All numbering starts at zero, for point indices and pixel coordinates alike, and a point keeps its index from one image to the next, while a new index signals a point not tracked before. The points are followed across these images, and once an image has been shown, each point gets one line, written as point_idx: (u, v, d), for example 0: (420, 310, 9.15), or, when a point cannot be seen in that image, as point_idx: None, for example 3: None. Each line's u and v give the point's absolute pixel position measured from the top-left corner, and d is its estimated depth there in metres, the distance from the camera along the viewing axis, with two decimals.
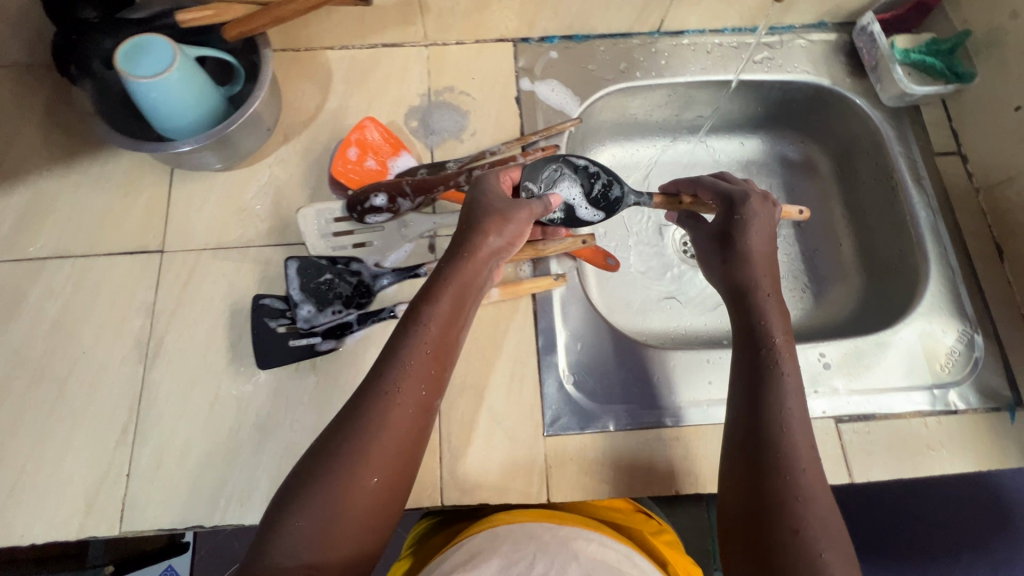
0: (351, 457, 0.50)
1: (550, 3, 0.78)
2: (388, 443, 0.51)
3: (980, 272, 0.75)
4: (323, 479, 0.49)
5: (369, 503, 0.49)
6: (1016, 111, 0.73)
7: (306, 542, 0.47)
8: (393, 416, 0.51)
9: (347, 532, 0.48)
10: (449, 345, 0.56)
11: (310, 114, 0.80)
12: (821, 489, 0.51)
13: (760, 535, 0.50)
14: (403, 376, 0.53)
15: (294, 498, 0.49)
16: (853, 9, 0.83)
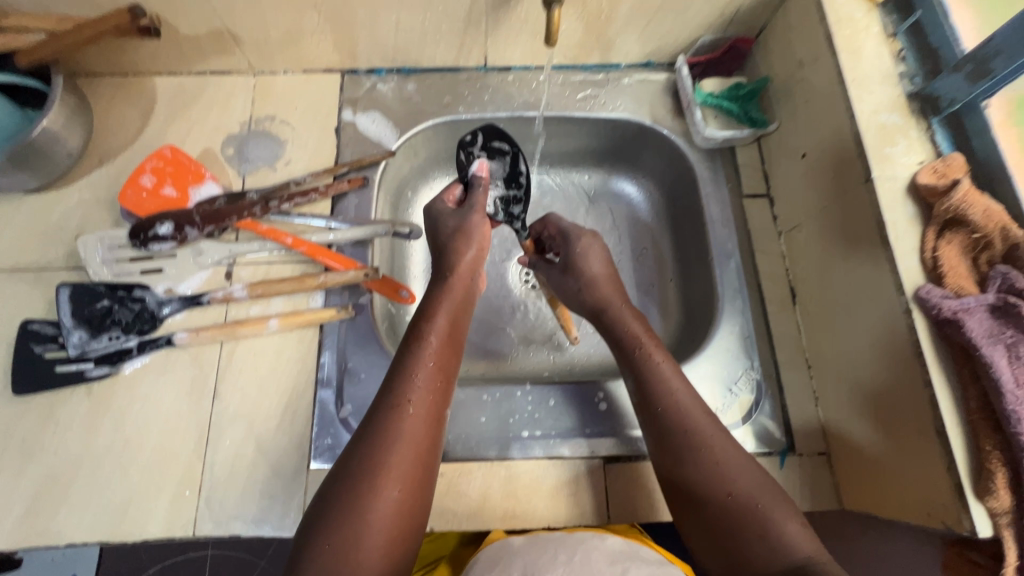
0: (383, 463, 0.53)
1: (364, 38, 0.80)
2: (413, 448, 0.55)
3: (770, 315, 0.75)
4: (349, 491, 0.52)
5: (398, 508, 0.53)
6: (803, 158, 0.74)
7: (353, 548, 0.49)
8: (410, 424, 0.56)
9: (385, 532, 0.51)
10: (452, 360, 0.63)
11: (128, 139, 0.81)
12: (738, 472, 0.58)
13: (737, 533, 0.54)
14: (413, 389, 0.58)
15: (331, 512, 0.51)
16: (672, 50, 0.85)
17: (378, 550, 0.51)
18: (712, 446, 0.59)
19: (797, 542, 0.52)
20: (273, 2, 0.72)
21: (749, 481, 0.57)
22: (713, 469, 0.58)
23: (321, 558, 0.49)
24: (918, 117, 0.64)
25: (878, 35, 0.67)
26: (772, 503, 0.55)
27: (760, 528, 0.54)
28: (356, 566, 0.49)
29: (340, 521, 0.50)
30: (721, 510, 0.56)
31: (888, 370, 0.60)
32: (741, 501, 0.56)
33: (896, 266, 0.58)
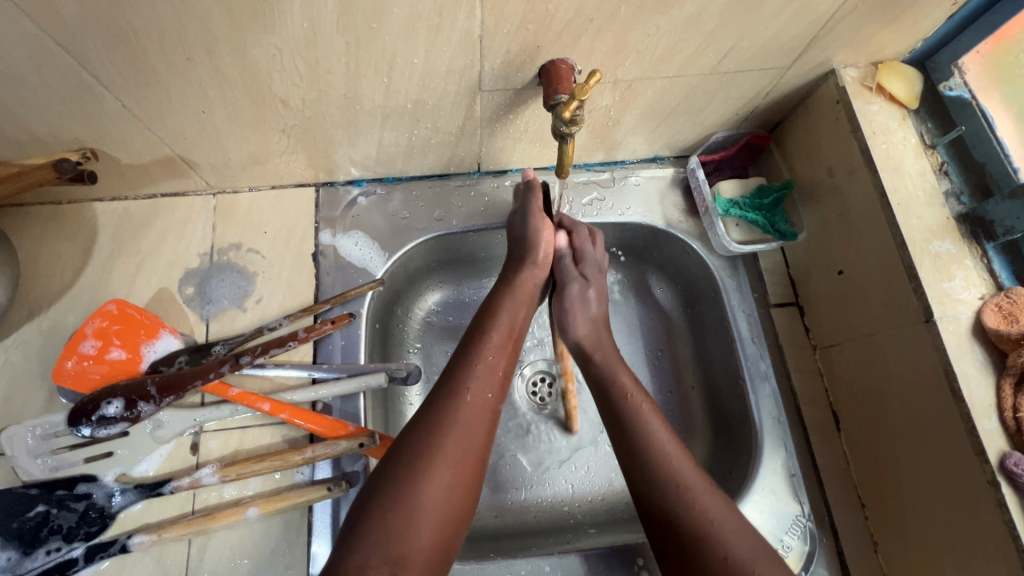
0: (440, 444, 0.50)
1: (342, 153, 0.70)
2: (471, 437, 0.51)
3: (815, 446, 0.68)
4: (401, 470, 0.48)
5: (450, 497, 0.48)
6: (839, 275, 0.68)
7: (401, 529, 0.45)
8: (470, 415, 0.52)
9: (439, 517, 0.47)
10: (514, 358, 0.60)
11: (64, 284, 0.68)
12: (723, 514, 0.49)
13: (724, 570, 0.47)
14: (472, 377, 0.55)
15: (381, 489, 0.47)
16: (683, 146, 0.78)
17: (426, 537, 0.46)
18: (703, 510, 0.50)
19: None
20: (233, 129, 0.61)
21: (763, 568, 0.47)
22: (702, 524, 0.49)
23: (370, 532, 0.45)
24: (971, 242, 0.58)
25: (916, 147, 0.62)
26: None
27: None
28: (403, 547, 0.45)
29: (393, 500, 0.46)
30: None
31: (974, 546, 0.53)
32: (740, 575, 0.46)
33: (974, 428, 0.52)
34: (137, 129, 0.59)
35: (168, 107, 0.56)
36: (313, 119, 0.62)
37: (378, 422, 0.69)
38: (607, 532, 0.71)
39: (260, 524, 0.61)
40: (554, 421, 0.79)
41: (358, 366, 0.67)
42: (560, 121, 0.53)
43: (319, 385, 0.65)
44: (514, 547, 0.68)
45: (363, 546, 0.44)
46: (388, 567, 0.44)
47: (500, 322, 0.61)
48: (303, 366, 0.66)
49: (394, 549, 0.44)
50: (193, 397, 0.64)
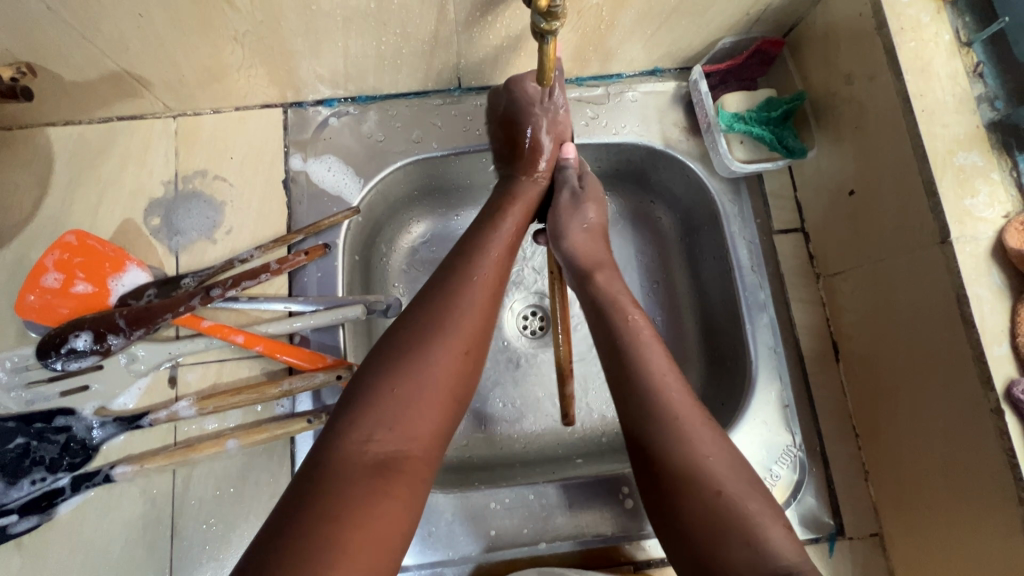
0: (448, 321, 0.48)
1: (306, 67, 0.63)
2: (478, 319, 0.50)
3: (811, 376, 0.65)
4: (412, 346, 0.46)
5: (452, 376, 0.47)
6: (850, 196, 0.62)
7: (405, 405, 0.44)
8: (472, 300, 0.51)
9: (441, 398, 0.45)
10: (514, 256, 0.59)
11: (24, 216, 0.64)
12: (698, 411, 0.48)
13: (685, 464, 0.44)
14: (475, 267, 0.54)
15: (381, 367, 0.45)
16: (686, 54, 0.70)
17: (433, 413, 0.45)
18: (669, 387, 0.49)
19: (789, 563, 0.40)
20: (179, 37, 0.55)
21: (739, 482, 0.44)
22: (697, 462, 0.44)
23: (374, 406, 0.43)
24: (1001, 153, 0.52)
25: (950, 45, 0.54)
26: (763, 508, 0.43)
27: (741, 540, 0.41)
28: (409, 424, 0.43)
29: (394, 380, 0.44)
30: (677, 444, 0.45)
31: (967, 476, 0.51)
32: (696, 438, 0.46)
33: (982, 354, 0.48)
34: (71, 40, 0.53)
35: (99, 9, 0.50)
36: (267, 23, 0.55)
37: (360, 356, 0.68)
38: (596, 463, 0.70)
39: (241, 456, 0.60)
40: (545, 355, 0.77)
41: (336, 298, 0.64)
42: (539, 15, 0.46)
43: (296, 318, 0.62)
44: (501, 478, 0.68)
45: (368, 419, 0.43)
46: (393, 439, 0.42)
47: (505, 221, 0.60)
48: (277, 299, 0.63)
49: (401, 425, 0.43)
50: (167, 331, 0.62)
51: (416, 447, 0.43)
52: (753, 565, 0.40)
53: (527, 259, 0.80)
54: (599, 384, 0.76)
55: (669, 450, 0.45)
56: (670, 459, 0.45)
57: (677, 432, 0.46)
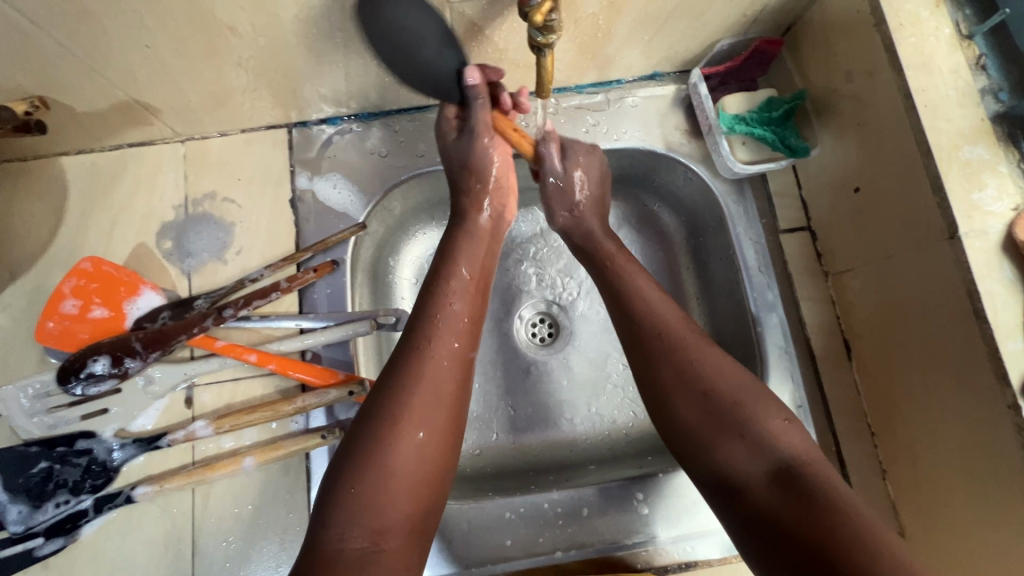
0: (409, 406, 0.48)
1: (308, 88, 0.64)
2: (438, 394, 0.49)
3: (824, 376, 0.65)
4: (374, 442, 0.46)
5: (422, 457, 0.47)
6: (856, 193, 0.62)
7: (373, 499, 0.44)
8: (437, 373, 0.50)
9: (412, 484, 0.46)
10: (479, 304, 0.58)
11: (41, 244, 0.66)
12: (718, 367, 0.52)
13: (715, 424, 0.49)
14: (436, 327, 0.53)
15: (348, 458, 0.46)
16: (685, 57, 0.70)
17: (404, 503, 0.45)
18: (691, 351, 0.53)
19: (782, 439, 0.48)
20: (185, 65, 0.56)
21: (732, 383, 0.51)
22: (691, 369, 0.52)
23: (343, 506, 0.44)
24: (1007, 145, 0.52)
25: (951, 39, 0.54)
26: (756, 401, 0.50)
27: (738, 428, 0.48)
28: (380, 517, 0.44)
29: (362, 474, 0.45)
30: (701, 410, 0.50)
31: (987, 472, 0.51)
32: (722, 404, 0.50)
33: (996, 350, 0.48)
34: (82, 73, 0.54)
35: (108, 43, 0.51)
36: (269, 48, 0.56)
37: (371, 370, 0.68)
38: (608, 469, 0.70)
39: (258, 473, 0.61)
40: (555, 362, 0.77)
41: (346, 314, 0.65)
42: (536, 30, 0.46)
43: (307, 335, 0.63)
44: (513, 487, 0.68)
45: (338, 520, 0.43)
46: (367, 537, 0.43)
47: (460, 272, 0.58)
48: (288, 317, 0.64)
49: (371, 520, 0.44)
50: (182, 352, 0.63)
51: (390, 540, 0.44)
52: (752, 449, 0.48)
53: (535, 266, 0.81)
54: (609, 388, 0.76)
55: (692, 412, 0.51)
56: (692, 425, 0.51)
57: (699, 399, 0.51)
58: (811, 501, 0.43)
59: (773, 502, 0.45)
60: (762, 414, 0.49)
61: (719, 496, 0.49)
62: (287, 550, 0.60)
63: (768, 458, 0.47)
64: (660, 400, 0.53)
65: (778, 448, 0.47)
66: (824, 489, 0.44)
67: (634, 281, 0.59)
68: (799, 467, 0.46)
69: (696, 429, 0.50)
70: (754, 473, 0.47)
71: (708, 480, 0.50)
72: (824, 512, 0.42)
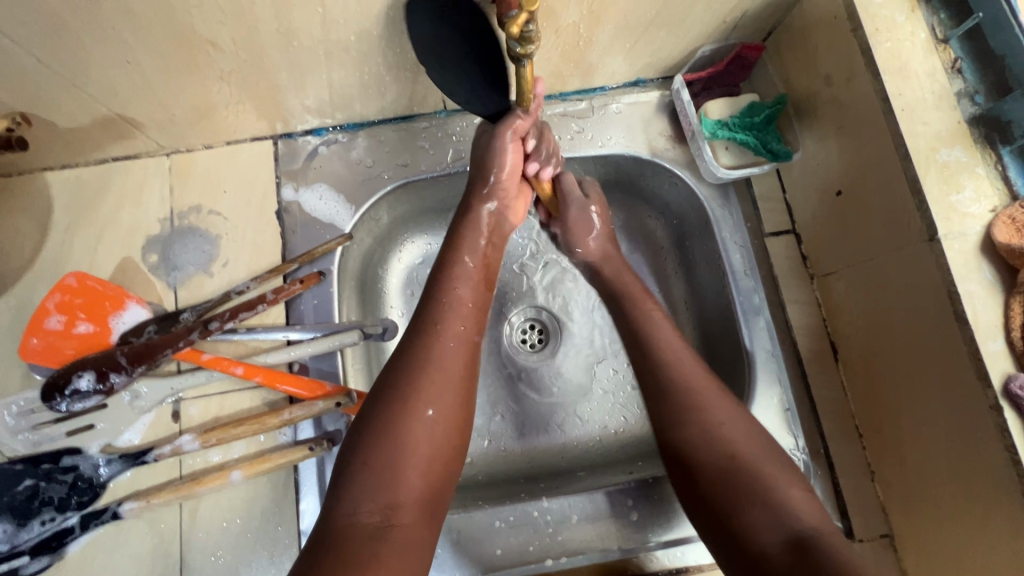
0: (421, 384, 0.49)
1: (293, 100, 0.64)
2: (446, 372, 0.51)
3: (811, 378, 0.65)
4: (387, 418, 0.47)
5: (434, 435, 0.48)
6: (838, 196, 0.62)
7: (388, 478, 0.45)
8: (448, 353, 0.52)
9: (425, 462, 0.47)
10: (484, 293, 0.59)
11: (25, 260, 0.65)
12: (740, 433, 0.52)
13: (731, 492, 0.49)
14: (445, 312, 0.55)
15: (364, 434, 0.47)
16: (667, 64, 0.70)
17: (416, 481, 0.46)
18: (712, 411, 0.53)
19: (801, 511, 0.47)
20: (167, 80, 0.57)
21: (751, 444, 0.52)
22: (710, 430, 0.52)
23: (358, 479, 0.45)
24: (984, 147, 0.52)
25: (927, 42, 0.55)
26: (773, 466, 0.50)
27: (759, 498, 0.48)
28: (393, 493, 0.45)
29: (377, 449, 0.46)
30: (720, 470, 0.50)
31: (973, 472, 0.51)
32: (742, 468, 0.50)
33: (977, 351, 0.48)
34: (63, 89, 0.54)
35: (87, 59, 0.51)
36: (251, 61, 0.56)
37: (360, 381, 0.68)
38: (598, 474, 0.70)
39: (246, 486, 0.61)
40: (546, 368, 0.77)
41: (333, 324, 0.65)
42: (513, 40, 0.47)
43: (295, 346, 0.63)
44: (504, 495, 0.68)
45: (353, 494, 0.44)
46: (379, 513, 0.44)
47: (466, 260, 0.59)
48: (275, 329, 0.64)
49: (385, 496, 0.44)
50: (168, 366, 0.63)
51: (402, 517, 0.44)
52: (772, 518, 0.47)
53: (523, 273, 0.81)
54: (598, 392, 0.76)
55: (712, 471, 0.51)
56: (712, 484, 0.50)
57: (720, 460, 0.51)
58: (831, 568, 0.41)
59: (790, 571, 0.43)
60: (784, 487, 0.48)
61: (735, 563, 0.47)
62: (277, 563, 0.60)
63: (785, 528, 0.46)
64: (678, 459, 0.53)
65: (799, 522, 0.46)
66: (844, 566, 0.42)
67: (658, 338, 0.59)
68: (819, 539, 0.45)
69: (716, 497, 0.50)
70: (771, 543, 0.46)
71: (727, 547, 0.48)
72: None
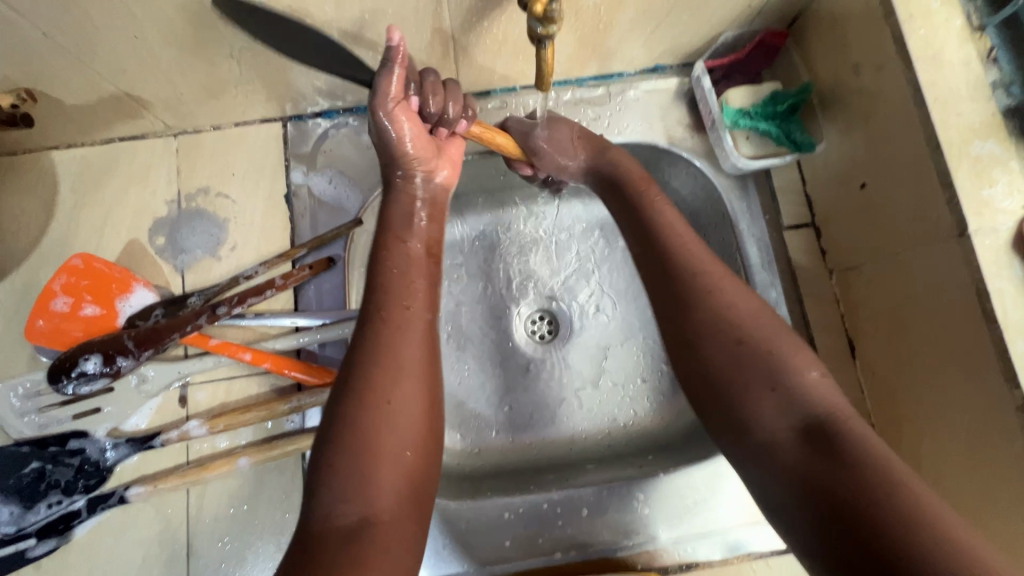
0: (375, 377, 0.45)
1: (303, 80, 0.63)
2: (406, 360, 0.47)
3: (828, 375, 0.64)
4: (355, 421, 0.43)
5: (406, 425, 0.44)
6: (862, 189, 0.61)
7: (363, 474, 0.41)
8: (404, 341, 0.48)
9: (399, 455, 0.43)
10: (437, 271, 0.55)
11: (31, 241, 0.64)
12: (745, 308, 0.49)
13: (743, 378, 0.46)
14: (394, 297, 0.50)
15: (329, 434, 0.43)
16: (688, 49, 0.68)
17: (391, 477, 0.42)
18: (722, 293, 0.50)
19: (813, 395, 0.44)
20: (175, 57, 0.55)
21: (763, 328, 0.48)
22: (724, 314, 0.49)
23: (332, 482, 0.41)
24: (1019, 141, 0.51)
25: (962, 30, 0.53)
26: (790, 352, 0.47)
27: (770, 378, 0.46)
28: (372, 491, 0.41)
29: (347, 448, 0.42)
30: (733, 359, 0.47)
31: (996, 472, 0.50)
32: (753, 353, 0.47)
33: (1005, 350, 0.47)
34: (69, 64, 0.53)
35: (94, 34, 0.50)
36: None
37: None
38: (608, 467, 0.69)
39: (253, 473, 0.60)
40: (555, 359, 0.76)
41: (342, 311, 0.64)
42: (535, 20, 0.45)
43: (303, 333, 0.62)
44: (513, 486, 0.67)
45: (328, 497, 0.41)
46: (357, 515, 0.40)
47: (409, 245, 0.54)
48: (284, 314, 0.63)
49: (363, 495, 0.41)
50: (175, 350, 0.63)
51: (384, 514, 0.41)
52: (782, 403, 0.45)
53: (534, 260, 0.80)
54: (610, 383, 0.75)
55: (724, 360, 0.48)
56: (712, 367, 0.48)
57: (730, 347, 0.48)
58: (856, 457, 0.39)
59: (803, 459, 0.42)
60: (793, 367, 0.46)
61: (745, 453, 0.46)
62: (285, 549, 0.59)
63: (799, 415, 0.44)
64: (689, 347, 0.50)
65: (809, 406, 0.44)
66: (867, 455, 0.40)
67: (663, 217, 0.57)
68: (833, 423, 0.42)
69: (722, 380, 0.47)
70: (782, 430, 0.44)
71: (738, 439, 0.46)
72: (870, 478, 0.38)
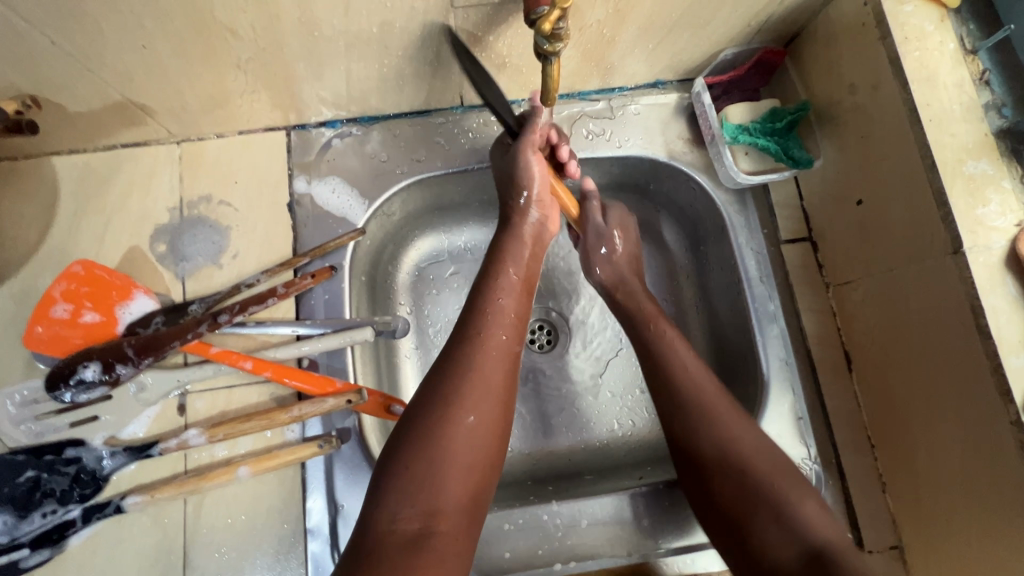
0: (461, 391, 0.48)
1: (309, 91, 0.63)
2: (488, 376, 0.50)
3: (825, 388, 0.64)
4: (428, 428, 0.46)
5: (474, 438, 0.47)
6: (858, 205, 0.62)
7: (428, 482, 0.44)
8: (487, 361, 0.50)
9: (464, 470, 0.46)
10: (526, 303, 0.58)
11: (29, 247, 0.64)
12: (751, 440, 0.54)
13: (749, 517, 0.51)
14: (484, 317, 0.53)
15: (403, 440, 0.46)
16: (689, 65, 0.70)
17: (455, 487, 0.45)
18: (732, 433, 0.55)
19: (815, 524, 0.49)
20: (183, 67, 0.55)
21: (768, 463, 0.53)
22: (727, 446, 0.54)
23: (396, 486, 0.44)
24: (1010, 161, 0.52)
25: (955, 53, 0.54)
26: (790, 486, 0.51)
27: (774, 510, 0.50)
28: (434, 500, 0.44)
29: (417, 453, 0.45)
30: (735, 483, 0.52)
31: (991, 486, 0.50)
32: (759, 492, 0.51)
33: (1000, 366, 0.48)
34: (76, 72, 0.53)
35: (103, 43, 0.50)
36: (269, 50, 0.55)
37: (369, 379, 0.67)
38: (606, 479, 0.70)
39: (252, 483, 0.60)
40: (554, 369, 0.76)
41: (343, 321, 0.64)
42: (543, 37, 0.46)
43: (304, 341, 0.62)
44: (512, 497, 0.67)
45: (391, 501, 0.44)
46: (416, 522, 0.43)
47: (509, 273, 0.58)
48: (284, 323, 0.63)
49: (425, 502, 0.44)
50: (175, 358, 0.62)
51: (442, 524, 0.44)
52: (783, 526, 0.49)
53: None
54: (607, 393, 0.76)
55: (729, 493, 0.53)
56: (719, 480, 0.53)
57: (736, 479, 0.53)
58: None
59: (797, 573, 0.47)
60: (799, 502, 0.50)
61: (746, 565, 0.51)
62: (282, 560, 0.59)
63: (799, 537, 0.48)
64: (697, 443, 0.55)
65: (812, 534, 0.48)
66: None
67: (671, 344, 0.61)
68: (826, 547, 0.47)
69: (725, 485, 0.53)
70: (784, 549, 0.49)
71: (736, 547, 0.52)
72: None
